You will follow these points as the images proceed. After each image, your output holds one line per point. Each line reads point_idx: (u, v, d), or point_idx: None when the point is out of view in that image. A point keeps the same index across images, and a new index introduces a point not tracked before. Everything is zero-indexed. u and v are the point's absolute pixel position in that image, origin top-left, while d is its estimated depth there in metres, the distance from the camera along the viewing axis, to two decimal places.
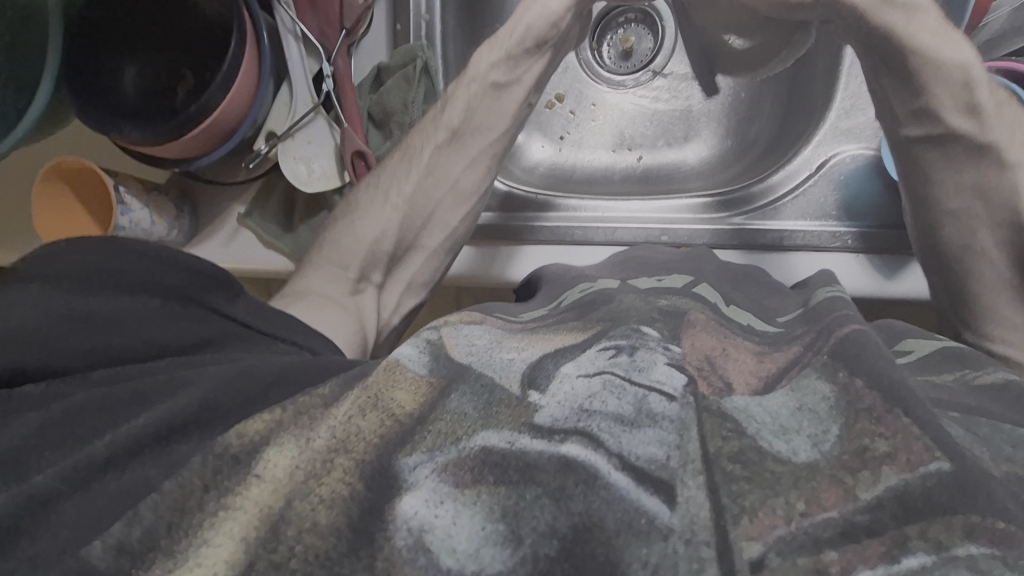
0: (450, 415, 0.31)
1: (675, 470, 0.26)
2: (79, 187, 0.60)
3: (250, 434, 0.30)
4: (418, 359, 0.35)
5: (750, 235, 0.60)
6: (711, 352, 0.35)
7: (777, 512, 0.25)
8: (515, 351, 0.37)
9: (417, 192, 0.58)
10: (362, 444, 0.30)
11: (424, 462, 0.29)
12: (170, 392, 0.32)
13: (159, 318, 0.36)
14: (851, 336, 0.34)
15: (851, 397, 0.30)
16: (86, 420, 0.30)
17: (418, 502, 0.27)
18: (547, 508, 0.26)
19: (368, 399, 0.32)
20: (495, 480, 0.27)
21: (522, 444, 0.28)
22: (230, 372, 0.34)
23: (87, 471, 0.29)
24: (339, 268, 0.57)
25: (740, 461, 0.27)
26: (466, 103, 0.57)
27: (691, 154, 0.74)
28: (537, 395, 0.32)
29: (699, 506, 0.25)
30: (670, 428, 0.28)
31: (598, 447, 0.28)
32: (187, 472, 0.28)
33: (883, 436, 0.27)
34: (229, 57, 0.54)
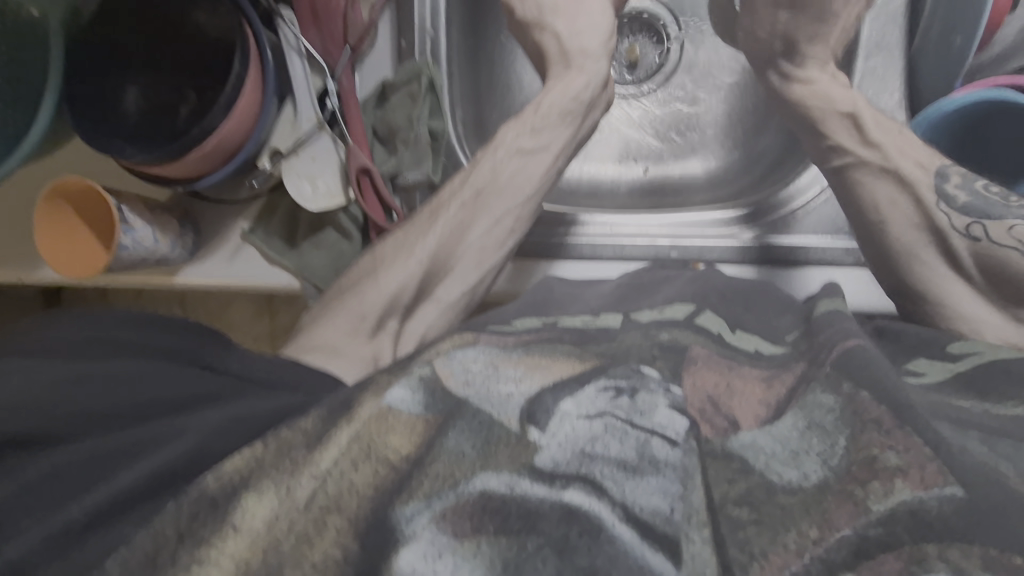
0: (446, 456, 0.28)
1: (680, 524, 0.25)
2: (80, 205, 0.59)
3: (227, 474, 0.28)
4: (413, 399, 0.31)
5: (762, 251, 0.59)
6: (715, 391, 0.32)
7: (788, 549, 0.24)
8: (511, 382, 0.33)
9: (442, 249, 0.52)
10: (355, 500, 0.27)
11: (422, 510, 0.26)
12: (161, 445, 0.30)
13: (159, 373, 0.33)
14: (851, 350, 0.32)
15: (857, 407, 0.28)
16: (75, 479, 0.28)
17: (417, 556, 0.25)
18: (550, 561, 0.24)
19: (360, 449, 0.29)
20: (496, 530, 0.25)
21: (522, 489, 0.26)
22: (223, 421, 0.31)
23: (69, 535, 0.27)
24: (356, 317, 0.49)
25: (747, 506, 0.26)
26: (491, 166, 0.54)
27: (698, 164, 0.73)
28: (538, 433, 0.29)
29: (704, 563, 0.24)
30: (673, 478, 0.27)
31: (602, 495, 0.26)
32: (161, 520, 0.27)
33: (894, 448, 0.26)
34: (234, 79, 0.54)
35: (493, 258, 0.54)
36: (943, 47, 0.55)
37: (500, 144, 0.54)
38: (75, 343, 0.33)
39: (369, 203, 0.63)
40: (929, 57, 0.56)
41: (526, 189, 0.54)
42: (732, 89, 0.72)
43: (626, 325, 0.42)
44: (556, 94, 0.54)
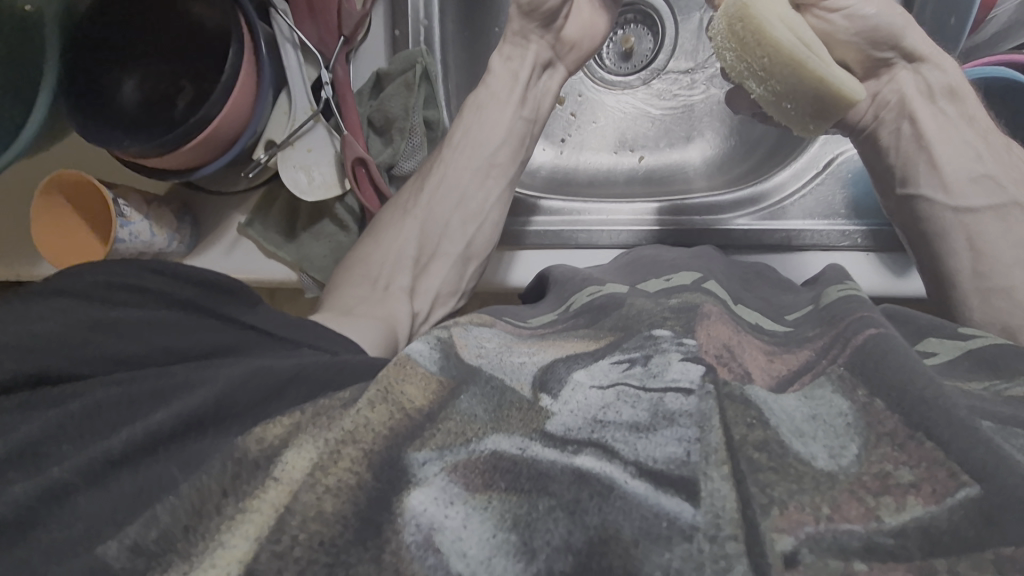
0: (459, 416, 0.28)
1: (697, 464, 0.24)
2: (77, 198, 0.59)
3: (269, 439, 0.27)
4: (429, 354, 0.32)
5: (758, 235, 0.59)
6: (729, 341, 0.33)
7: (805, 509, 0.23)
8: (525, 354, 0.34)
9: (434, 202, 0.61)
10: (370, 434, 0.27)
11: (434, 459, 0.26)
12: (187, 389, 0.29)
13: (180, 324, 0.33)
14: (870, 342, 0.31)
15: (873, 420, 0.27)
16: (106, 416, 0.28)
17: (428, 498, 0.24)
18: (562, 522, 0.23)
19: (378, 392, 0.29)
20: (507, 487, 0.24)
21: (534, 451, 0.26)
22: (247, 371, 0.31)
23: (102, 467, 0.26)
24: (369, 280, 0.56)
25: (766, 450, 0.25)
26: (466, 124, 0.62)
27: (695, 153, 0.73)
28: (549, 400, 0.29)
29: (723, 498, 0.23)
30: (688, 424, 0.26)
31: (613, 459, 0.25)
32: (206, 477, 0.26)
33: (906, 465, 0.24)
34: (228, 69, 0.54)
35: (476, 215, 0.62)
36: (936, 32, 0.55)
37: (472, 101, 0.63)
38: (95, 288, 0.33)
39: (366, 193, 0.63)
40: None
41: (489, 145, 0.62)
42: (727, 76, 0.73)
43: (630, 289, 0.42)
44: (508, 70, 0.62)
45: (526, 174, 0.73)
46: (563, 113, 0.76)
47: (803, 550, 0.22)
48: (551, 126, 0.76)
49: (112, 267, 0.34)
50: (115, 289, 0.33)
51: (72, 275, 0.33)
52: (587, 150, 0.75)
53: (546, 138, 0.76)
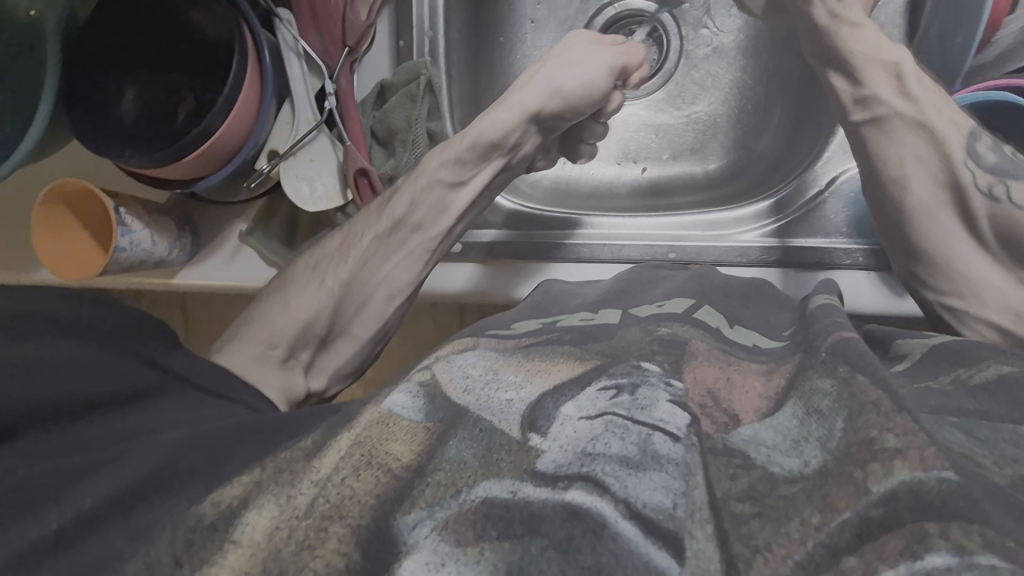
0: (448, 464, 0.27)
1: (683, 521, 0.23)
2: (73, 207, 0.59)
3: (227, 500, 0.27)
4: (412, 405, 0.32)
5: (763, 252, 0.59)
6: (715, 387, 0.32)
7: (792, 537, 0.22)
8: (512, 390, 0.33)
9: (353, 278, 0.53)
10: (356, 508, 0.26)
11: (424, 519, 0.25)
12: (123, 459, 0.29)
13: (109, 365, 0.34)
14: (847, 341, 0.32)
15: (854, 389, 0.28)
16: (37, 490, 0.28)
17: (418, 567, 0.23)
18: (554, 560, 0.22)
19: (361, 456, 0.28)
20: (499, 535, 0.24)
21: (525, 493, 0.25)
22: (185, 436, 0.31)
23: (33, 554, 0.26)
24: (266, 346, 0.50)
25: (751, 499, 0.24)
26: (411, 196, 0.54)
27: (700, 166, 0.73)
28: (539, 439, 0.28)
29: (710, 560, 0.22)
30: (675, 473, 0.25)
31: (604, 494, 0.24)
32: (155, 549, 0.25)
33: (892, 430, 0.25)
34: (231, 79, 0.54)
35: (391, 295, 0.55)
36: (942, 48, 0.55)
37: (422, 172, 0.54)
38: (22, 315, 0.34)
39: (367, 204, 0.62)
40: (927, 57, 0.57)
41: (446, 219, 0.55)
42: (731, 90, 0.72)
43: (623, 320, 0.42)
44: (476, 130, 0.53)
45: (527, 186, 0.73)
46: None
47: None
48: None
49: (41, 297, 0.35)
50: (44, 326, 0.34)
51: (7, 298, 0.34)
52: (591, 160, 0.75)
53: None
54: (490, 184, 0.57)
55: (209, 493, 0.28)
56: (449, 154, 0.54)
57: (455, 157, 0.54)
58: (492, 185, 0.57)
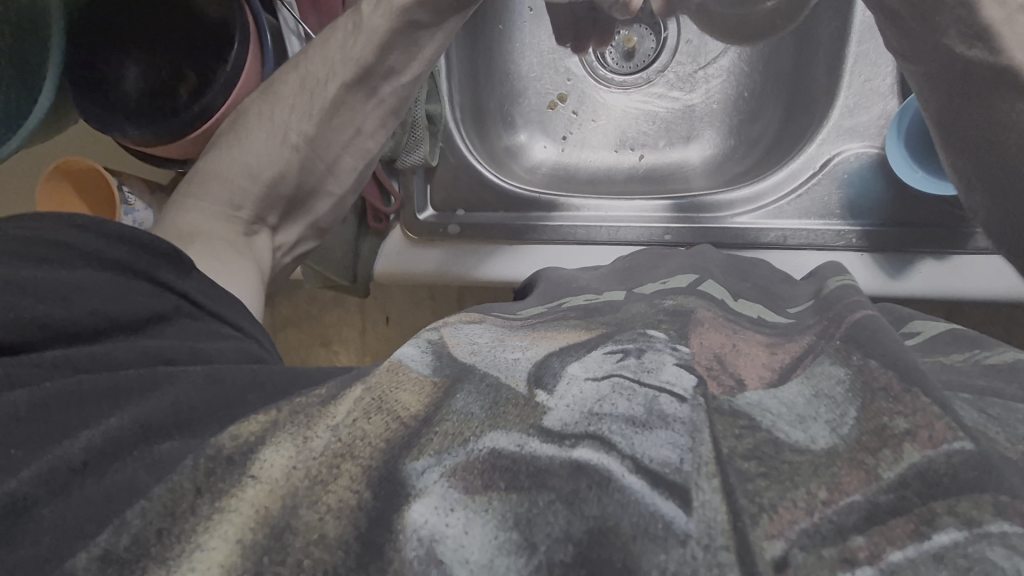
0: (456, 416, 0.28)
1: (689, 474, 0.24)
2: (79, 186, 0.59)
3: (244, 435, 0.28)
4: (421, 358, 0.33)
5: (755, 234, 0.60)
6: (721, 351, 0.33)
7: (797, 505, 0.22)
8: (518, 350, 0.34)
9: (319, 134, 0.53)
10: (367, 449, 0.27)
11: (432, 466, 0.25)
12: (144, 392, 0.31)
13: (120, 293, 0.36)
14: (862, 322, 0.32)
15: (867, 377, 0.27)
16: (56, 415, 0.29)
17: (428, 509, 0.24)
18: (560, 514, 0.23)
19: (372, 400, 0.29)
20: (507, 487, 0.24)
21: (531, 448, 0.25)
22: (202, 375, 0.33)
23: (64, 475, 0.27)
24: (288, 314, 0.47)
25: (756, 459, 0.24)
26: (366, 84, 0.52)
27: (695, 153, 0.74)
28: (545, 395, 0.29)
29: (715, 509, 0.22)
30: (681, 431, 0.26)
31: (611, 450, 0.25)
32: (178, 476, 0.26)
33: (903, 415, 0.25)
34: (233, 56, 0.54)
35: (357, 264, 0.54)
36: None
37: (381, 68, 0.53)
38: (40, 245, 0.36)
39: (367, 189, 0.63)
40: None
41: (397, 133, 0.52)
42: (729, 76, 0.73)
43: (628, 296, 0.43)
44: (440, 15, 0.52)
45: (524, 171, 0.74)
46: (566, 110, 0.76)
47: (794, 551, 0.21)
48: (553, 124, 0.76)
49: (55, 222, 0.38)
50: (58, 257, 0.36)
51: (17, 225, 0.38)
52: (588, 148, 0.75)
53: (548, 135, 0.76)
54: None
55: (228, 426, 0.29)
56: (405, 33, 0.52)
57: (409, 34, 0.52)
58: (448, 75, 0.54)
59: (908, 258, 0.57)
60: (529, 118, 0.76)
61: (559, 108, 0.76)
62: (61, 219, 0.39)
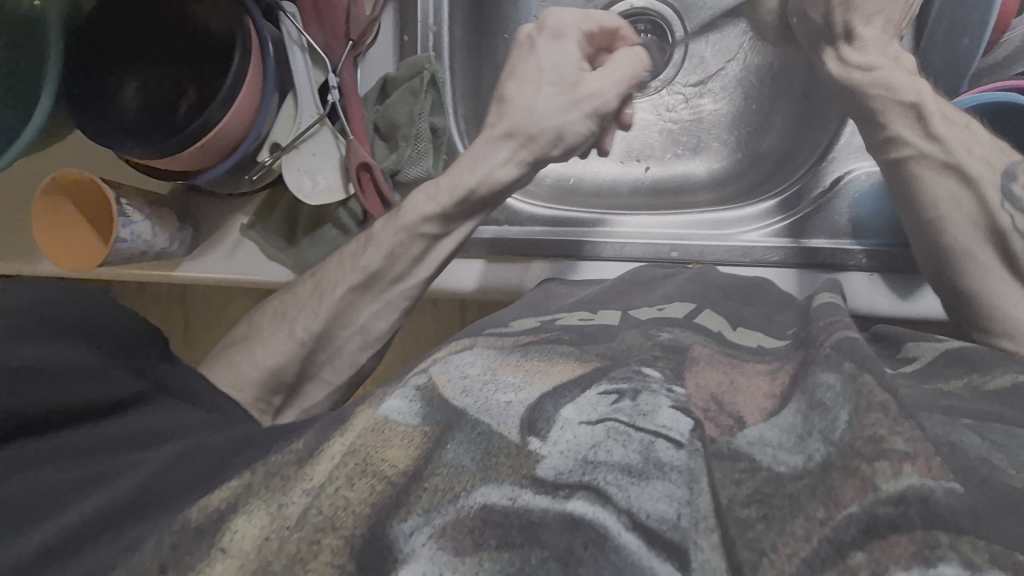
0: (446, 469, 0.27)
1: (687, 530, 0.23)
2: (78, 200, 0.59)
3: (216, 503, 0.28)
4: (409, 410, 0.31)
5: (763, 253, 0.59)
6: (719, 390, 0.31)
7: (797, 532, 0.23)
8: (512, 390, 0.32)
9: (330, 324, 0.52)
10: (350, 518, 0.26)
11: (420, 527, 0.24)
12: (112, 477, 0.31)
13: (103, 367, 0.35)
14: (845, 340, 0.33)
15: (864, 389, 0.28)
16: (31, 506, 0.29)
17: (417, 575, 0.23)
18: (555, 572, 0.22)
19: (356, 465, 0.28)
20: (497, 544, 0.23)
21: (525, 501, 0.25)
22: (175, 452, 0.32)
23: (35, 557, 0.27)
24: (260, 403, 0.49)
25: (756, 505, 0.24)
26: (389, 249, 0.51)
27: (703, 165, 0.73)
28: (538, 442, 0.28)
29: (715, 570, 0.22)
30: (679, 482, 0.25)
31: (607, 503, 0.24)
32: (142, 555, 0.26)
33: (900, 434, 0.25)
34: (233, 74, 0.54)
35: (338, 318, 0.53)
36: (950, 50, 0.55)
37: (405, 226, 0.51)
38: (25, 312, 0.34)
39: (369, 201, 0.61)
40: (936, 60, 0.56)
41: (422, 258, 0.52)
42: (733, 90, 0.72)
43: (625, 320, 0.42)
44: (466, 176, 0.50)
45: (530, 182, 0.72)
46: None
47: None
48: None
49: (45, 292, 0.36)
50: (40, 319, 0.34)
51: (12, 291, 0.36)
52: (593, 158, 0.74)
53: None
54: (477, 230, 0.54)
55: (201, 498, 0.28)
56: (433, 209, 0.51)
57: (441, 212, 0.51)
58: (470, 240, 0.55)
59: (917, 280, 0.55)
60: None
61: None
62: (65, 295, 0.36)
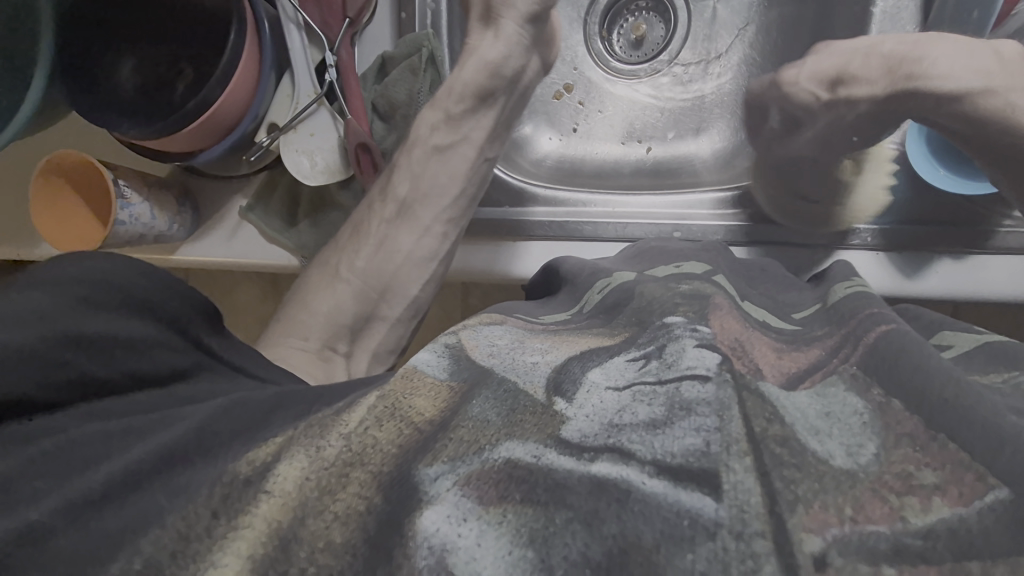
0: (471, 422, 0.26)
1: (718, 456, 0.23)
2: (79, 185, 0.58)
3: (261, 457, 0.26)
4: (438, 363, 0.31)
5: (765, 234, 0.58)
6: (739, 335, 0.32)
7: (830, 510, 0.21)
8: (538, 354, 0.33)
9: (374, 263, 0.55)
10: (379, 455, 0.25)
11: (446, 473, 0.24)
12: (163, 426, 0.28)
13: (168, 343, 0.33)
14: (883, 342, 0.29)
15: (889, 418, 0.25)
16: (79, 451, 0.27)
17: (441, 517, 0.22)
18: (579, 535, 0.21)
19: (385, 408, 0.28)
20: (522, 499, 0.23)
21: (550, 460, 0.24)
22: (224, 403, 0.30)
23: (80, 506, 0.25)
24: (302, 342, 0.51)
25: (787, 446, 0.23)
26: (410, 172, 0.56)
27: (706, 146, 0.72)
28: (564, 404, 0.27)
29: (749, 492, 0.21)
30: (707, 413, 0.25)
31: (631, 460, 0.23)
32: (192, 503, 0.24)
33: (929, 466, 0.22)
34: (229, 47, 0.52)
35: (435, 240, 0.57)
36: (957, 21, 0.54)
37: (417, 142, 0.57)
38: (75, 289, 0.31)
39: (368, 180, 0.61)
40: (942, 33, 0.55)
41: (452, 188, 0.57)
42: (743, 65, 0.71)
43: (638, 276, 0.42)
44: (471, 72, 0.55)
45: (530, 163, 0.71)
46: (572, 101, 0.75)
47: (832, 553, 0.20)
48: (559, 116, 0.74)
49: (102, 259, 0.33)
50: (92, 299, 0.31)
51: (75, 262, 0.33)
52: (595, 138, 0.74)
53: (556, 127, 0.74)
54: (492, 131, 0.58)
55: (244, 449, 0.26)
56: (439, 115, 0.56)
57: (446, 116, 0.56)
58: (496, 131, 0.59)
59: (925, 258, 0.56)
60: (534, 110, 0.73)
61: (565, 98, 0.75)
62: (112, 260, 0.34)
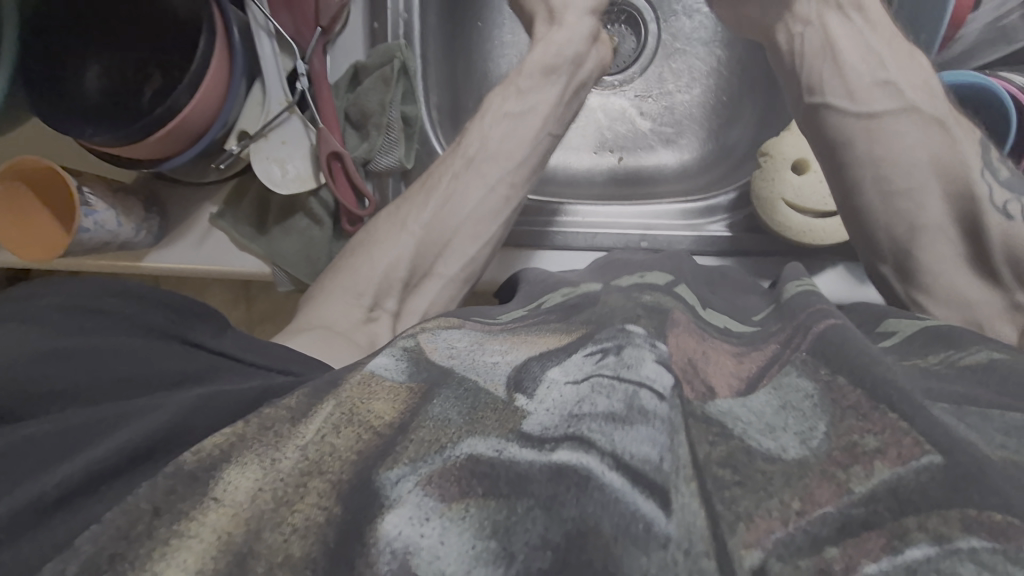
0: (432, 422, 0.27)
1: (668, 475, 0.24)
2: (39, 187, 0.57)
3: (207, 449, 0.26)
4: (396, 367, 0.31)
5: (728, 243, 0.60)
6: (694, 354, 0.32)
7: (772, 515, 0.22)
8: (498, 354, 0.33)
9: (435, 218, 0.54)
10: (337, 463, 0.25)
11: (407, 475, 0.24)
12: (134, 418, 0.27)
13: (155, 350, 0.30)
14: (829, 332, 0.30)
15: (836, 395, 0.26)
16: (42, 451, 0.25)
17: (401, 520, 0.23)
18: (539, 519, 0.22)
19: (342, 414, 0.27)
20: (484, 491, 0.23)
21: (511, 453, 0.25)
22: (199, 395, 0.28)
23: (38, 509, 0.23)
24: (355, 296, 0.50)
25: (729, 466, 0.24)
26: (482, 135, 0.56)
27: (673, 158, 0.74)
28: (525, 399, 0.28)
29: (694, 515, 0.22)
30: (659, 428, 0.25)
31: (591, 448, 0.24)
32: (132, 498, 0.24)
33: (872, 432, 0.24)
34: (200, 54, 0.52)
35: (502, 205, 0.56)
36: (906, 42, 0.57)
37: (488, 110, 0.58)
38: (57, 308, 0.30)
39: (342, 188, 0.61)
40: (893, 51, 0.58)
41: (513, 153, 0.56)
42: (709, 79, 0.74)
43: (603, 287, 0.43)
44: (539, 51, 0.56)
45: None
46: None
47: (771, 562, 0.21)
48: None
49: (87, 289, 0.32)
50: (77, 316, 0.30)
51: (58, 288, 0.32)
52: (568, 148, 0.75)
53: None
54: (560, 108, 0.58)
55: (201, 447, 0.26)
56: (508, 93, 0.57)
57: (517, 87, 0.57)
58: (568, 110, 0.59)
59: None
60: None
61: None
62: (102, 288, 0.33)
